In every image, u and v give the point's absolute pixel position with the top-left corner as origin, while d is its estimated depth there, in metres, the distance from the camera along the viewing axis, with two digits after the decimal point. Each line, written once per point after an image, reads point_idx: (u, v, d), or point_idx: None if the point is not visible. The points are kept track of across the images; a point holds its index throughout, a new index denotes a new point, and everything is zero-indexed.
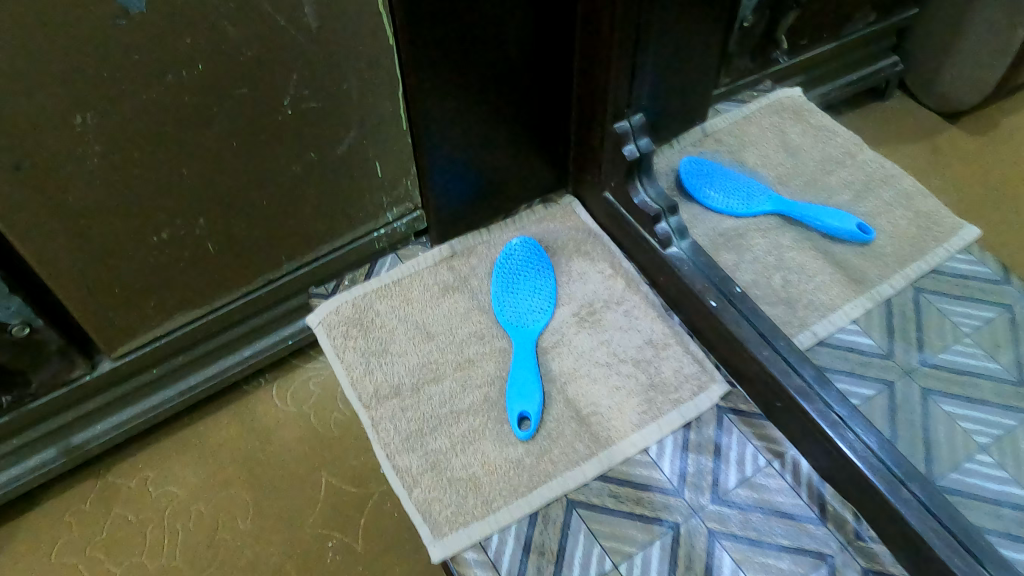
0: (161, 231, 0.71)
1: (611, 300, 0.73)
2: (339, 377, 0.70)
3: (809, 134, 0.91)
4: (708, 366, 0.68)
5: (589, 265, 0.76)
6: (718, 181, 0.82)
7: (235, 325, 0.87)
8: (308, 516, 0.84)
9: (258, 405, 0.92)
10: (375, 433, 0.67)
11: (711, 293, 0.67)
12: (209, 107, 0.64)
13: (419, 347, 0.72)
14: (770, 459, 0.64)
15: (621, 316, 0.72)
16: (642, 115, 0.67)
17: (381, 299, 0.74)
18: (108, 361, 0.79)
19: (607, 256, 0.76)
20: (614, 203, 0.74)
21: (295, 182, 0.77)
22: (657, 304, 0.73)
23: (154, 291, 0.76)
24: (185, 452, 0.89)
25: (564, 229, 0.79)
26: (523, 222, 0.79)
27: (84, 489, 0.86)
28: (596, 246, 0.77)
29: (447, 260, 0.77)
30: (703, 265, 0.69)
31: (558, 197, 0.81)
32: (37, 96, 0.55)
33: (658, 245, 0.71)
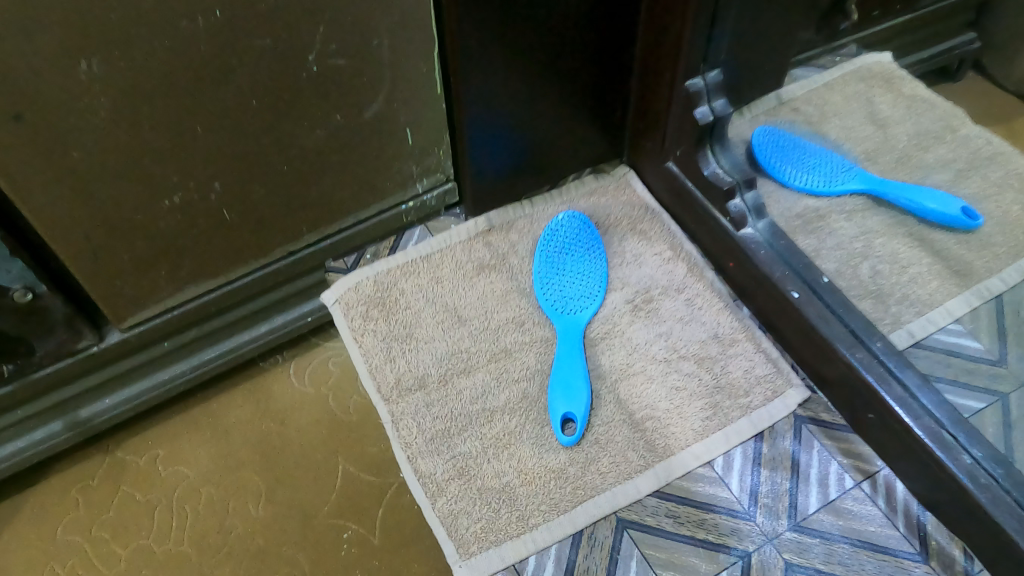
0: (173, 194, 0.66)
1: (669, 288, 0.74)
2: (359, 369, 0.71)
3: (904, 105, 0.88)
4: (785, 369, 0.69)
5: (644, 246, 0.77)
6: (805, 164, 0.81)
7: (253, 298, 0.82)
8: (324, 505, 0.79)
9: (275, 384, 0.87)
10: (395, 430, 0.68)
11: (792, 282, 0.67)
12: (228, 60, 0.59)
13: (450, 333, 0.72)
14: (858, 479, 0.65)
15: (679, 306, 0.73)
16: (719, 72, 0.66)
17: (407, 278, 0.75)
18: (117, 332, 0.75)
19: (666, 239, 0.77)
20: (677, 172, 0.74)
21: (320, 147, 0.71)
22: (723, 294, 0.73)
23: (167, 259, 0.71)
24: (198, 431, 0.84)
25: (617, 204, 0.79)
26: (572, 195, 0.80)
27: (93, 465, 0.82)
28: (652, 225, 0.78)
29: (482, 235, 0.77)
30: (783, 250, 0.70)
31: (611, 168, 0.82)
32: (38, 39, 0.50)
33: (731, 225, 0.71)
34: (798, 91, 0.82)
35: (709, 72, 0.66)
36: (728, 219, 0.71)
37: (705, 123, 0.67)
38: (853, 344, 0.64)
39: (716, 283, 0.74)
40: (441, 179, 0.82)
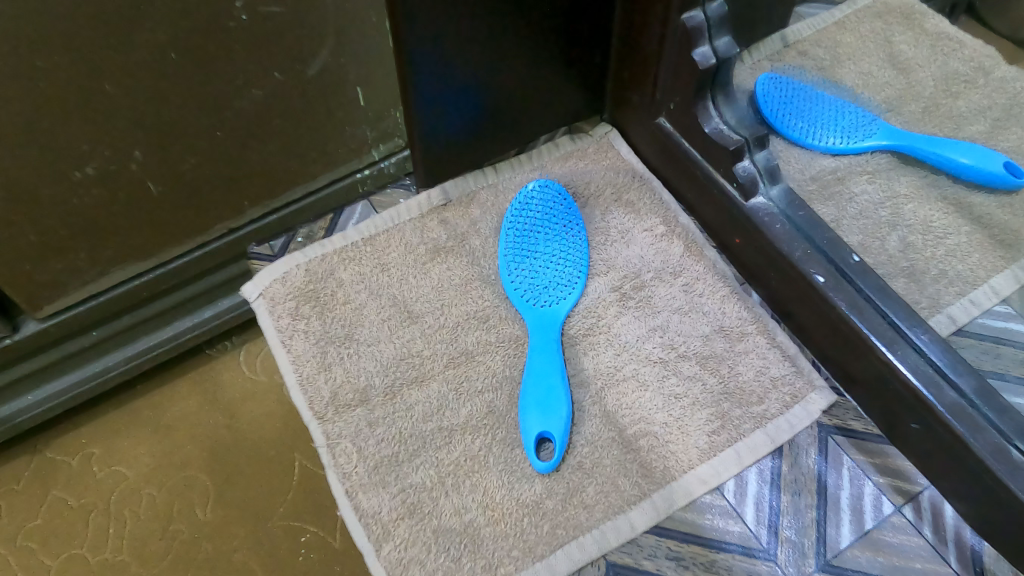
0: (86, 165, 0.58)
1: (665, 271, 0.57)
2: (289, 381, 0.53)
3: (926, 46, 0.73)
4: (804, 367, 0.52)
5: (632, 219, 0.59)
6: (816, 110, 0.66)
7: (192, 281, 0.73)
8: (278, 506, 0.72)
9: (223, 373, 0.79)
10: (331, 457, 0.50)
11: (816, 262, 0.50)
12: (136, 5, 0.51)
13: (397, 332, 0.54)
14: (899, 504, 0.47)
15: (676, 292, 0.55)
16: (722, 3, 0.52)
17: (346, 265, 0.57)
18: (35, 322, 0.66)
19: (658, 211, 0.60)
20: (670, 131, 0.59)
21: (257, 108, 0.63)
22: (729, 276, 0.56)
23: (86, 240, 0.63)
24: (136, 427, 0.76)
25: (600, 169, 0.63)
26: (543, 159, 0.64)
27: (21, 465, 0.75)
28: (642, 194, 0.61)
29: (436, 210, 0.60)
30: (802, 223, 0.53)
31: (591, 127, 0.65)
32: None
33: (739, 194, 0.54)
34: (808, 31, 0.69)
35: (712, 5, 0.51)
36: (735, 185, 0.54)
37: (707, 67, 0.52)
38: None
39: (720, 264, 0.56)
40: (401, 143, 0.73)
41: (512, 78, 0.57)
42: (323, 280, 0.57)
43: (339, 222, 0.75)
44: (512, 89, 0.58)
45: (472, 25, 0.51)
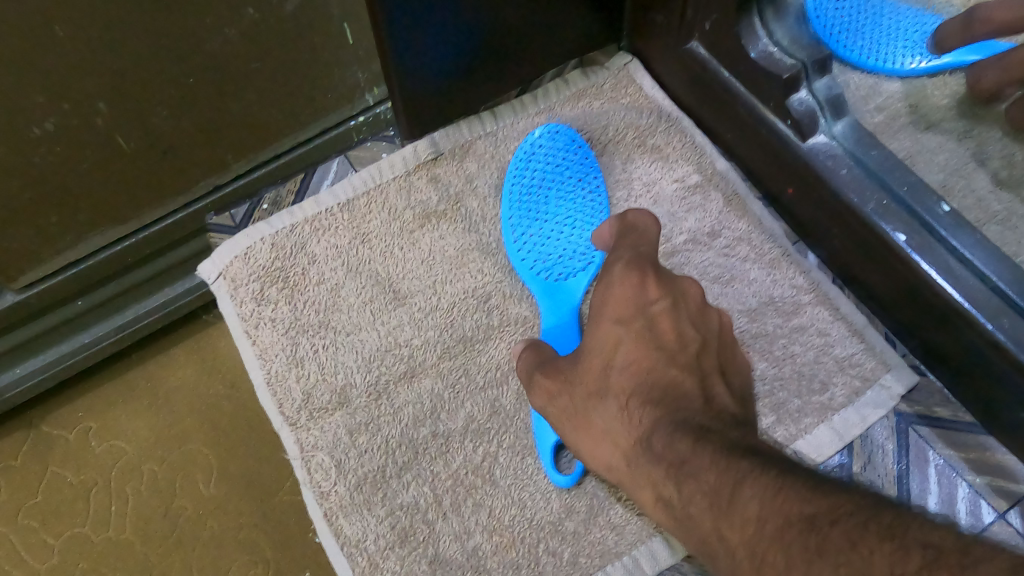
0: (45, 121, 0.52)
1: (702, 236, 0.55)
2: (256, 379, 0.53)
3: None
4: (877, 344, 0.51)
5: (661, 168, 0.57)
6: (878, 21, 0.59)
7: (181, 242, 0.68)
8: (285, 479, 0.68)
9: (222, 340, 0.74)
10: (304, 466, 0.51)
11: (895, 217, 0.47)
12: None
13: (383, 317, 0.54)
14: (1003, 509, 0.46)
15: (716, 260, 0.54)
16: None
17: (319, 237, 0.55)
18: (12, 295, 0.62)
19: (692, 157, 0.57)
20: (706, 58, 0.53)
21: (234, 46, 0.56)
22: (783, 238, 0.54)
23: (56, 203, 0.58)
24: (134, 399, 0.72)
25: (618, 108, 0.59)
26: (555, 100, 0.59)
27: (15, 443, 0.70)
28: (673, 139, 0.58)
29: (427, 166, 0.57)
30: (876, 166, 0.49)
31: (608, 59, 0.61)
32: None
33: (795, 134, 0.50)
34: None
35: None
36: (788, 122, 0.50)
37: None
38: (996, 311, 0.44)
39: (767, 219, 0.55)
40: None
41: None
42: (291, 255, 0.55)
43: (313, 179, 0.58)
44: (514, 14, 0.51)
45: None
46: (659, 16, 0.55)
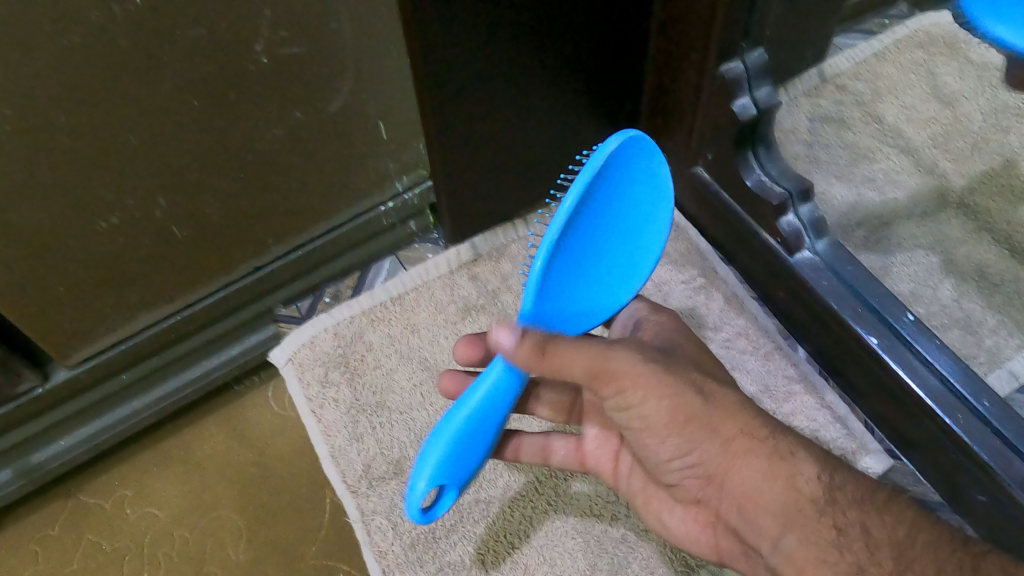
0: (110, 215, 0.58)
1: (706, 327, 0.64)
2: (320, 452, 0.63)
3: (968, 75, 0.81)
4: (857, 430, 0.59)
5: (670, 270, 0.67)
6: None
7: (225, 316, 0.73)
8: (310, 545, 0.71)
9: (252, 410, 0.79)
10: (364, 529, 0.60)
11: (869, 324, 0.57)
12: (158, 57, 0.51)
13: (430, 398, 0.65)
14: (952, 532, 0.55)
15: (719, 347, 0.63)
16: (760, 54, 0.59)
17: (375, 327, 0.68)
18: (64, 370, 0.66)
19: (695, 261, 0.68)
20: (707, 179, 0.66)
21: (280, 147, 0.62)
22: (774, 332, 0.64)
23: (112, 287, 0.63)
24: (168, 467, 0.76)
25: None
26: None
27: (52, 512, 0.73)
28: (679, 242, 0.69)
29: (468, 265, 0.70)
30: (850, 277, 0.60)
31: None
32: None
33: (784, 248, 0.61)
34: (844, 65, 0.80)
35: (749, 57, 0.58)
36: (777, 239, 0.62)
37: (747, 118, 0.59)
38: (953, 408, 0.54)
39: (761, 316, 0.64)
40: (424, 176, 0.73)
41: (535, 90, 0.59)
42: (351, 342, 0.67)
43: (367, 277, 0.80)
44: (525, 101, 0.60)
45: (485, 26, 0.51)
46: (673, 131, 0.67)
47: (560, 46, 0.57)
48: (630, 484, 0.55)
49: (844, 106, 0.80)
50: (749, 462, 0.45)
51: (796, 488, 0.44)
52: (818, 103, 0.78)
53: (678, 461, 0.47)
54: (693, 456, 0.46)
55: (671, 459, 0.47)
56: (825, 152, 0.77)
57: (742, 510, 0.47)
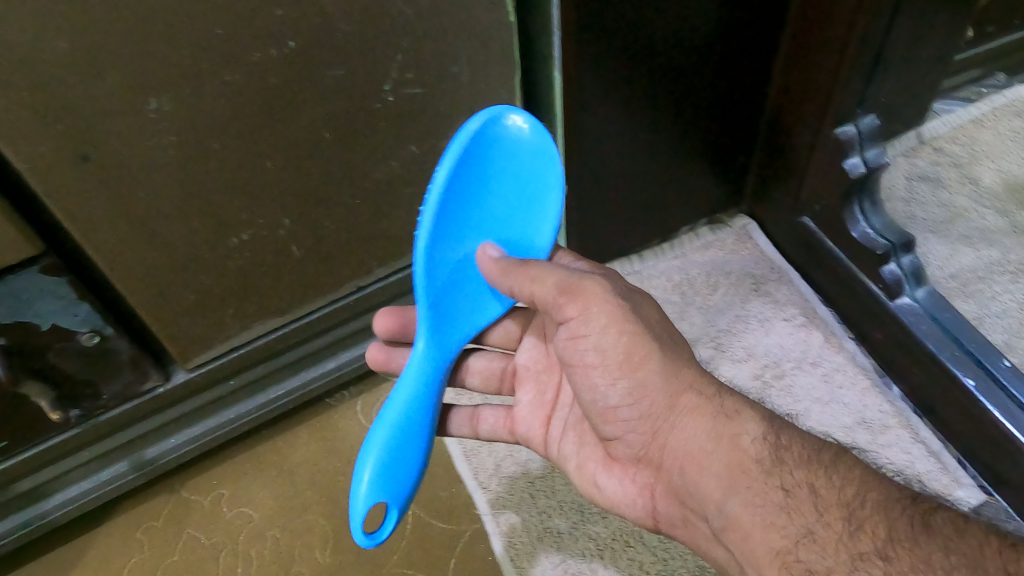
0: (241, 232, 0.64)
1: (807, 360, 0.75)
2: (462, 470, 0.79)
3: None
4: (951, 465, 0.67)
5: (774, 309, 0.79)
6: None
7: (324, 332, 0.79)
8: (392, 554, 0.74)
9: (340, 422, 0.83)
10: (496, 519, 0.75)
11: (967, 368, 0.66)
12: (301, 91, 0.57)
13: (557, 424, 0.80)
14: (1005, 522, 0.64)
15: (819, 379, 0.74)
16: (868, 121, 0.70)
17: None
18: (183, 371, 0.73)
19: (797, 303, 0.80)
20: (813, 228, 0.78)
21: (392, 178, 0.68)
22: (872, 371, 0.74)
23: (233, 299, 0.69)
24: (262, 470, 0.81)
25: (738, 258, 0.84)
26: (684, 247, 0.86)
27: (158, 505, 0.79)
28: (779, 288, 0.81)
29: None
30: (949, 322, 0.70)
31: (730, 218, 0.88)
32: (108, 76, 0.49)
33: (886, 291, 0.72)
34: (943, 129, 0.84)
35: (862, 121, 0.70)
36: (880, 285, 0.72)
37: (856, 174, 0.71)
38: None
39: (859, 356, 0.75)
40: None
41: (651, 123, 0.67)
42: None
43: None
44: None
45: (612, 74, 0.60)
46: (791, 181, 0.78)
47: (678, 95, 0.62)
48: (562, 449, 0.62)
49: (939, 166, 0.84)
50: (694, 420, 0.50)
51: (740, 449, 0.48)
52: (914, 164, 0.82)
53: (625, 410, 0.53)
54: (641, 406, 0.52)
55: (618, 406, 0.53)
56: (922, 209, 0.81)
57: (682, 470, 0.51)
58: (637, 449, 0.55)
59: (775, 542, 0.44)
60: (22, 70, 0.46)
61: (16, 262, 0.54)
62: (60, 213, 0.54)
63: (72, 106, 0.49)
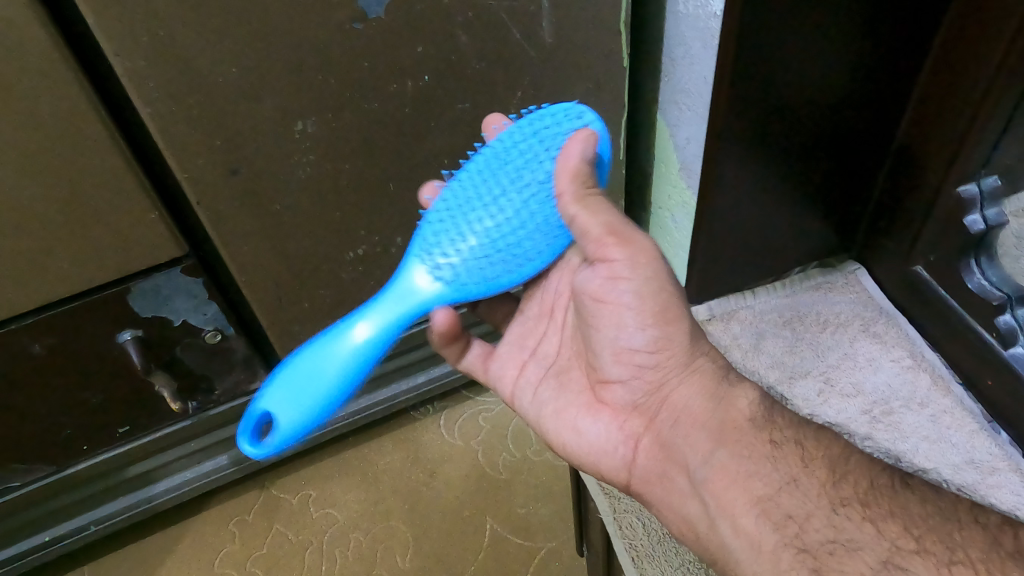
0: (357, 247, 0.68)
1: (910, 400, 0.59)
2: None
3: None
4: None
5: (879, 349, 0.62)
6: None
7: (417, 348, 0.83)
8: (469, 564, 0.77)
9: (424, 435, 0.87)
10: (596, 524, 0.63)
11: None
12: (427, 119, 0.61)
13: None
14: None
15: (924, 421, 0.58)
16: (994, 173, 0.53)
17: None
18: None
19: (903, 343, 0.62)
20: (926, 278, 0.59)
21: None
22: (978, 414, 0.57)
23: (341, 309, 0.73)
24: (348, 475, 0.85)
25: (846, 302, 0.65)
26: (793, 290, 0.67)
27: (249, 499, 0.83)
28: (889, 328, 0.63)
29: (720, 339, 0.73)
30: None
31: (840, 263, 0.68)
32: (262, 100, 0.54)
33: (999, 343, 0.54)
34: None
35: (986, 180, 0.53)
36: (995, 334, 0.54)
37: (975, 232, 0.53)
38: None
39: (968, 399, 0.58)
40: None
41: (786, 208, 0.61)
42: None
43: None
44: None
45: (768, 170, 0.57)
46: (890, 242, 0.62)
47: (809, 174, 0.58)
48: (539, 398, 0.54)
49: None
50: (700, 380, 0.46)
51: (735, 409, 0.44)
52: None
53: (644, 355, 0.47)
54: (658, 357, 0.47)
55: (638, 348, 0.47)
56: None
57: (676, 423, 0.46)
58: (637, 399, 0.48)
59: (755, 490, 0.40)
60: (195, 92, 0.52)
61: (161, 261, 0.60)
62: (207, 220, 0.59)
63: (228, 125, 0.54)
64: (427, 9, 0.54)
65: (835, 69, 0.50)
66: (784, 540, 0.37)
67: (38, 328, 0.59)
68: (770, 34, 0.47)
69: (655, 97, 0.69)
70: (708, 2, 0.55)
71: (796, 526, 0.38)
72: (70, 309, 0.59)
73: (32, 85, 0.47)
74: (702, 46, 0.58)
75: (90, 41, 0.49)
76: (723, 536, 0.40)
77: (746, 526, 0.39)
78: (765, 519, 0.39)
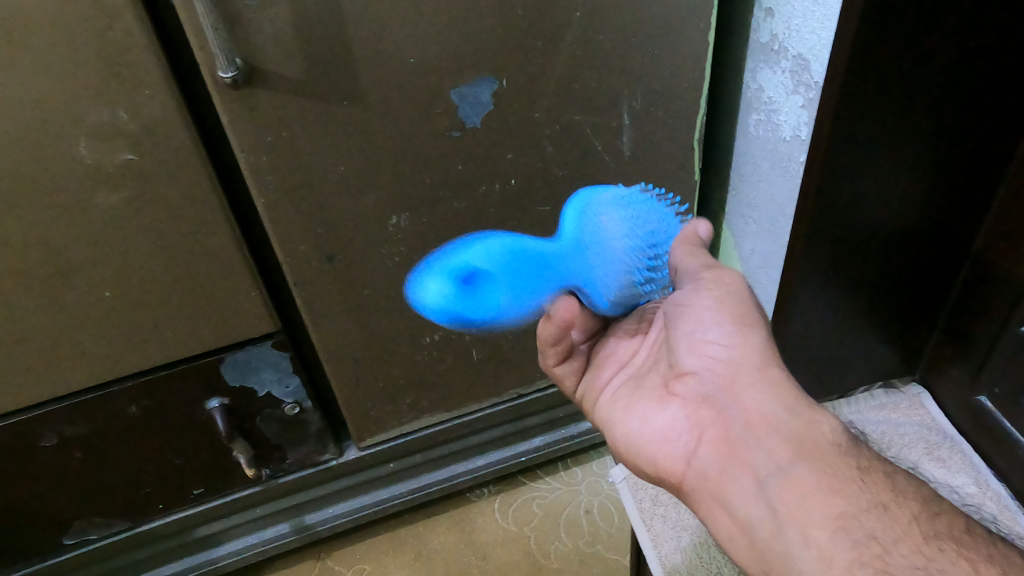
0: (433, 333, 0.72)
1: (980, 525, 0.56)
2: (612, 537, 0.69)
3: None
4: None
5: (942, 472, 0.60)
6: None
7: (478, 432, 0.85)
8: None
9: (478, 517, 0.89)
10: None
11: None
12: (509, 221, 0.66)
13: None
14: None
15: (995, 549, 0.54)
16: None
17: None
18: (354, 448, 0.81)
19: (967, 470, 0.60)
20: (990, 409, 0.59)
21: None
22: None
23: (411, 390, 0.76)
24: (401, 552, 0.86)
25: (912, 423, 0.64)
26: (857, 407, 0.67)
27: (305, 568, 0.86)
28: (953, 454, 0.61)
29: None
30: None
31: (903, 385, 0.68)
32: (363, 195, 0.59)
33: None
34: None
35: None
36: None
37: None
38: None
39: None
40: None
41: (859, 328, 0.62)
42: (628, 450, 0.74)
43: None
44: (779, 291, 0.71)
45: (837, 289, 0.58)
46: (954, 367, 0.63)
47: (874, 291, 0.59)
48: (614, 397, 0.52)
49: None
50: (778, 390, 0.42)
51: (816, 431, 0.40)
52: None
53: (718, 352, 0.45)
54: (734, 356, 0.44)
55: (712, 342, 0.45)
56: None
57: (746, 426, 0.42)
58: (707, 390, 0.45)
59: (837, 506, 0.37)
60: (303, 186, 0.57)
61: (254, 335, 0.64)
62: (301, 300, 0.64)
63: (330, 216, 0.59)
64: (519, 123, 0.59)
65: (902, 199, 0.53)
66: (861, 559, 0.35)
67: (137, 389, 0.63)
68: (843, 160, 0.50)
69: (723, 210, 0.73)
70: (777, 127, 0.59)
71: (880, 547, 0.35)
72: (167, 374, 0.64)
73: (168, 174, 0.52)
74: (770, 166, 0.62)
75: (221, 137, 0.55)
76: (790, 544, 0.37)
77: (819, 538, 0.36)
78: (843, 534, 0.36)
